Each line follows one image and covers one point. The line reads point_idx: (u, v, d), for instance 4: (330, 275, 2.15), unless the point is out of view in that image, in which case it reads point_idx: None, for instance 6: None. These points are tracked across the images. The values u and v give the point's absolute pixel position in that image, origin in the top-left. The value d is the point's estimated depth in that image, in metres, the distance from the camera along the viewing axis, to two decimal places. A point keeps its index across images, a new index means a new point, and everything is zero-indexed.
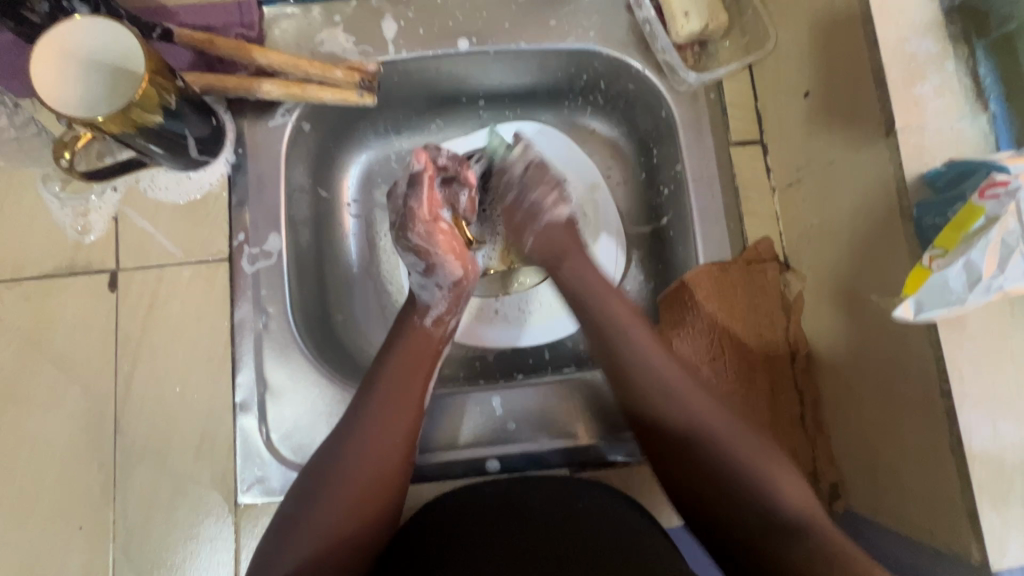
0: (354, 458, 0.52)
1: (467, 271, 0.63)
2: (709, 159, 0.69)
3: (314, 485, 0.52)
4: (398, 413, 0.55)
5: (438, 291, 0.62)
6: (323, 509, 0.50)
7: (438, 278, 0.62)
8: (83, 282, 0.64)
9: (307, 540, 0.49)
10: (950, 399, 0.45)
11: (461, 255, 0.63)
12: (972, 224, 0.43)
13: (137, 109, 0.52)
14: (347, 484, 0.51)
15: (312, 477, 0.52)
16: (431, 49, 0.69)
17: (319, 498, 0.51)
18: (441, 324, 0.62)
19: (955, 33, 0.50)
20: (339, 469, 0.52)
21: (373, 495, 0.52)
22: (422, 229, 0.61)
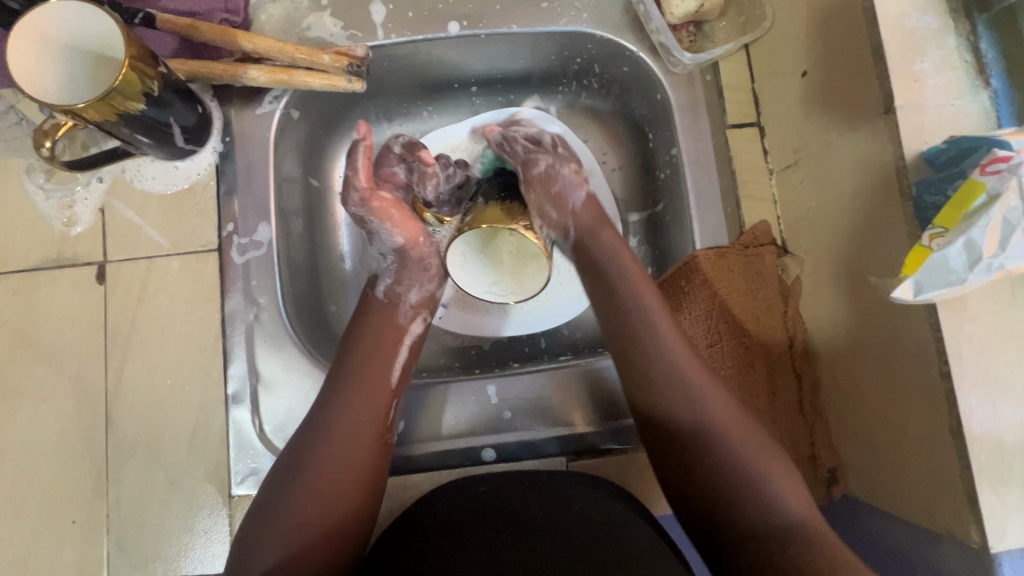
0: (320, 450, 0.51)
1: (411, 239, 0.63)
2: (705, 142, 0.68)
3: (286, 479, 0.50)
4: (366, 394, 0.54)
5: (388, 270, 0.63)
6: (295, 497, 0.49)
7: (382, 243, 0.64)
8: (70, 274, 0.63)
9: (278, 531, 0.48)
10: (950, 380, 0.44)
11: (410, 235, 0.63)
12: (972, 202, 0.42)
13: (118, 96, 0.50)
14: (313, 470, 0.50)
15: (281, 469, 0.51)
16: (420, 33, 0.68)
17: (292, 491, 0.49)
18: (396, 296, 0.61)
19: (956, 7, 0.49)
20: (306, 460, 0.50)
21: (346, 482, 0.50)
22: (357, 196, 0.62)
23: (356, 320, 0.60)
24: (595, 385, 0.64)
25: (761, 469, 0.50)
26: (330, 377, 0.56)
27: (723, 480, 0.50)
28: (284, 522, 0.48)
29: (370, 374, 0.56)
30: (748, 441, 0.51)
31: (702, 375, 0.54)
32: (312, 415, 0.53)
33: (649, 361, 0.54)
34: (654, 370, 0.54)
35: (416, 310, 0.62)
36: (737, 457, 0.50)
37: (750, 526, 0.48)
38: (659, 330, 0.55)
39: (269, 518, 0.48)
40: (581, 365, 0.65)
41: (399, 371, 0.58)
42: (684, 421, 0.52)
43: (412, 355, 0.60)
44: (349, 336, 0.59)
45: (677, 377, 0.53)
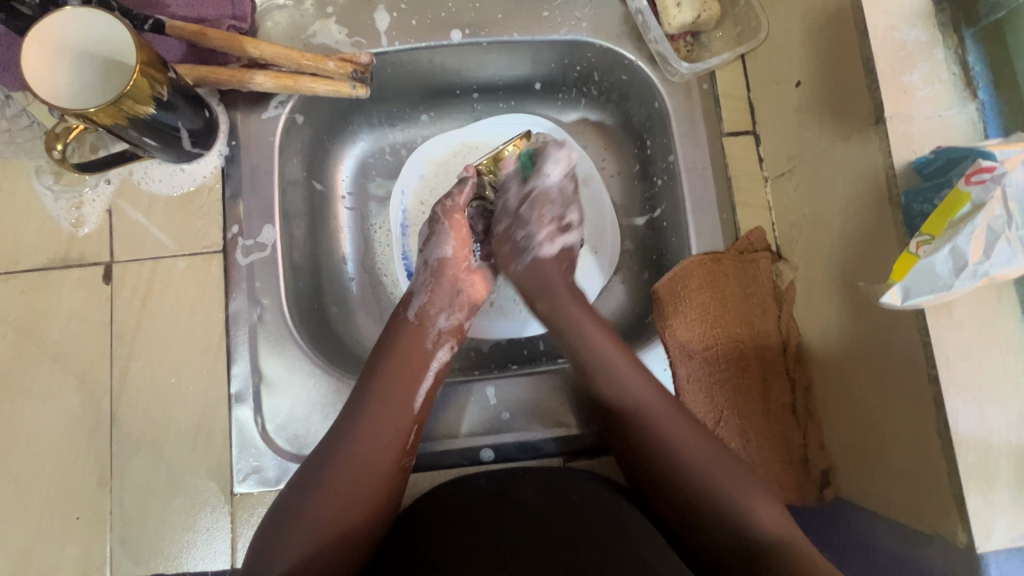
0: (348, 450, 0.53)
1: (457, 255, 0.66)
2: (702, 149, 0.69)
3: (311, 479, 0.52)
4: (394, 401, 0.56)
5: (424, 274, 0.65)
6: (317, 500, 0.50)
7: (431, 253, 0.66)
8: (77, 273, 0.65)
9: (301, 532, 0.49)
10: (938, 384, 0.46)
11: (461, 257, 0.66)
12: (958, 211, 0.43)
13: (129, 100, 0.52)
14: (333, 476, 0.51)
15: (308, 469, 0.53)
16: (423, 41, 0.69)
17: (317, 490, 0.51)
18: (427, 319, 0.62)
19: (944, 21, 0.50)
20: (334, 459, 0.52)
21: (370, 485, 0.52)
22: (440, 209, 0.66)
23: (385, 341, 0.61)
24: None
25: (735, 496, 0.52)
26: (354, 394, 0.57)
27: (696, 499, 0.52)
28: (305, 521, 0.49)
29: (394, 396, 0.56)
30: (721, 476, 0.53)
31: (665, 412, 0.57)
32: (336, 430, 0.54)
33: (626, 405, 0.58)
34: (630, 411, 0.57)
35: (443, 337, 0.63)
36: (710, 481, 0.52)
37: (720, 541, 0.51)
38: (629, 378, 0.59)
39: (289, 521, 0.49)
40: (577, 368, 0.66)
41: (423, 400, 0.58)
42: (662, 460, 0.55)
43: (436, 381, 0.60)
44: (378, 355, 0.59)
45: (641, 414, 0.57)
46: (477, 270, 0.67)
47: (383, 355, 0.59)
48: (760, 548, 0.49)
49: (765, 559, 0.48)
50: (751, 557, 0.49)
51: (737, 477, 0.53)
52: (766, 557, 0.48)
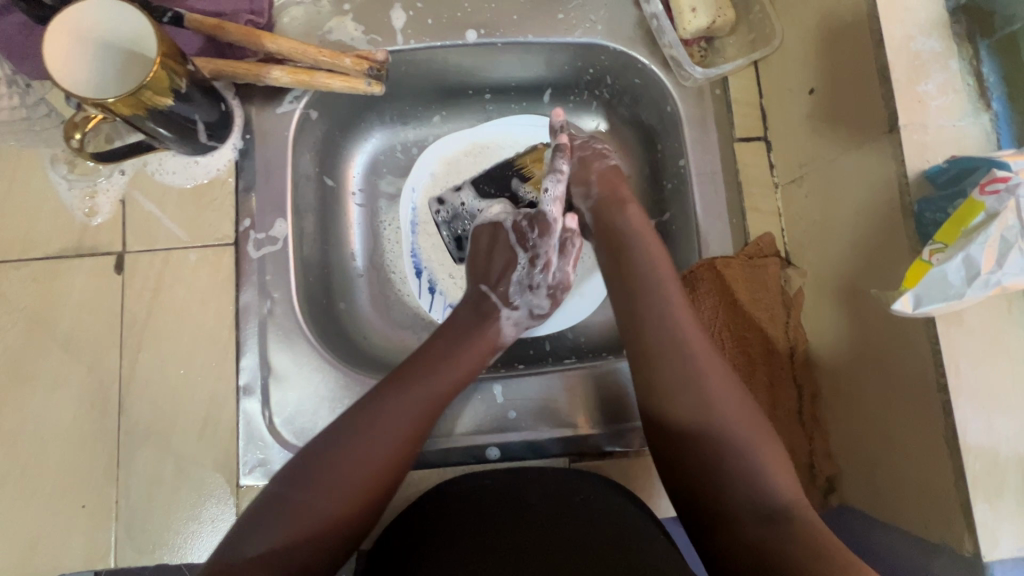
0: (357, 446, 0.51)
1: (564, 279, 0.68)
2: (713, 154, 0.70)
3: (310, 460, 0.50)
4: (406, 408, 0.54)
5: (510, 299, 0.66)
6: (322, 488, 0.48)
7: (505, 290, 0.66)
8: (89, 263, 0.65)
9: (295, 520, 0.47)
10: (947, 393, 0.46)
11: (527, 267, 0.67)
12: (972, 220, 0.43)
13: (148, 92, 0.52)
14: (335, 469, 0.49)
15: (312, 448, 0.51)
16: (439, 40, 0.70)
17: (314, 475, 0.49)
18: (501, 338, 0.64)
19: (960, 33, 0.50)
20: (338, 450, 0.50)
21: (361, 485, 0.49)
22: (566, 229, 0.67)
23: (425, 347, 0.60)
24: (600, 388, 0.66)
25: (751, 446, 0.51)
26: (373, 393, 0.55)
27: (719, 444, 0.51)
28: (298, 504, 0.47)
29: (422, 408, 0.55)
30: (751, 430, 0.51)
31: (704, 353, 0.55)
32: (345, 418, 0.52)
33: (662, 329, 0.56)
34: (671, 345, 0.55)
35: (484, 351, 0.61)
36: (734, 440, 0.51)
37: (740, 508, 0.49)
38: (665, 305, 0.57)
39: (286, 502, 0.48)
40: (585, 369, 0.66)
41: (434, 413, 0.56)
42: (685, 403, 0.53)
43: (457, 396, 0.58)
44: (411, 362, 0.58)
45: (679, 343, 0.55)
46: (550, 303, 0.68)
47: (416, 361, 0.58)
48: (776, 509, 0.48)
49: (782, 524, 0.47)
50: (762, 516, 0.48)
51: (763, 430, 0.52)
52: (784, 519, 0.47)
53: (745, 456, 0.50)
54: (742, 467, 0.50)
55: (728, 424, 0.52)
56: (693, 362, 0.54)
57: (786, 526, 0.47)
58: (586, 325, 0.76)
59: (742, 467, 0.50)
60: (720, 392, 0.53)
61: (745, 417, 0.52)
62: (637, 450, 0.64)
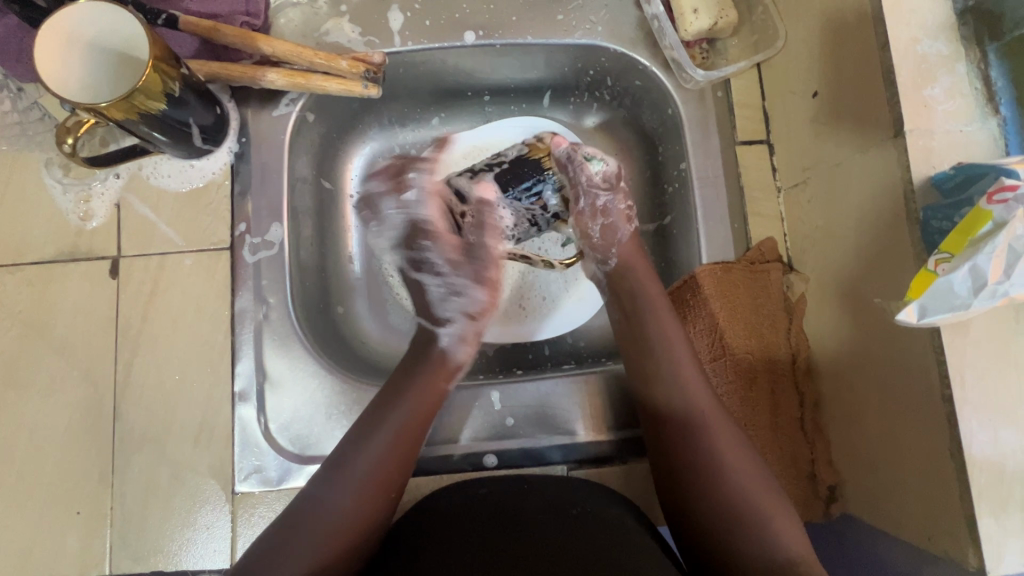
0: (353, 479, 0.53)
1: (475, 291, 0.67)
2: (714, 158, 0.68)
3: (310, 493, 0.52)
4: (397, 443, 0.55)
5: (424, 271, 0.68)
6: (334, 507, 0.51)
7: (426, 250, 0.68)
8: (84, 267, 0.64)
9: (316, 536, 0.50)
10: (952, 404, 0.45)
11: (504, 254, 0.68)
12: (979, 229, 0.42)
13: (141, 96, 0.51)
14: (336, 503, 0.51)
15: (314, 482, 0.53)
16: (436, 42, 0.69)
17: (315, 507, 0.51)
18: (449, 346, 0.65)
19: (967, 35, 0.49)
20: (338, 483, 0.52)
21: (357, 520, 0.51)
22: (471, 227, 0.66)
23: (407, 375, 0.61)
24: (600, 395, 0.65)
25: (765, 504, 0.51)
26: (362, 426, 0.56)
27: (731, 501, 0.51)
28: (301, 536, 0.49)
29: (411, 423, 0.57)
30: (760, 486, 0.52)
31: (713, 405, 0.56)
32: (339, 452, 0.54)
33: (669, 381, 0.58)
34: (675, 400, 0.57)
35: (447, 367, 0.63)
36: (749, 496, 0.51)
37: (748, 565, 0.49)
38: (674, 357, 0.59)
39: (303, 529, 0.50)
40: (584, 375, 0.65)
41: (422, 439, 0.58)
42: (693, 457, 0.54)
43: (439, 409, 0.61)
44: (400, 391, 0.59)
45: (692, 399, 0.56)
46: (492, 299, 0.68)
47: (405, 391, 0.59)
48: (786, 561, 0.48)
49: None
50: (774, 570, 0.48)
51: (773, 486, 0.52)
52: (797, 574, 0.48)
53: (759, 514, 0.51)
54: (756, 525, 0.50)
55: (741, 481, 0.52)
56: (702, 417, 0.55)
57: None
58: (585, 330, 0.75)
59: (759, 526, 0.50)
60: (730, 448, 0.54)
61: (758, 473, 0.53)
62: (637, 457, 0.64)
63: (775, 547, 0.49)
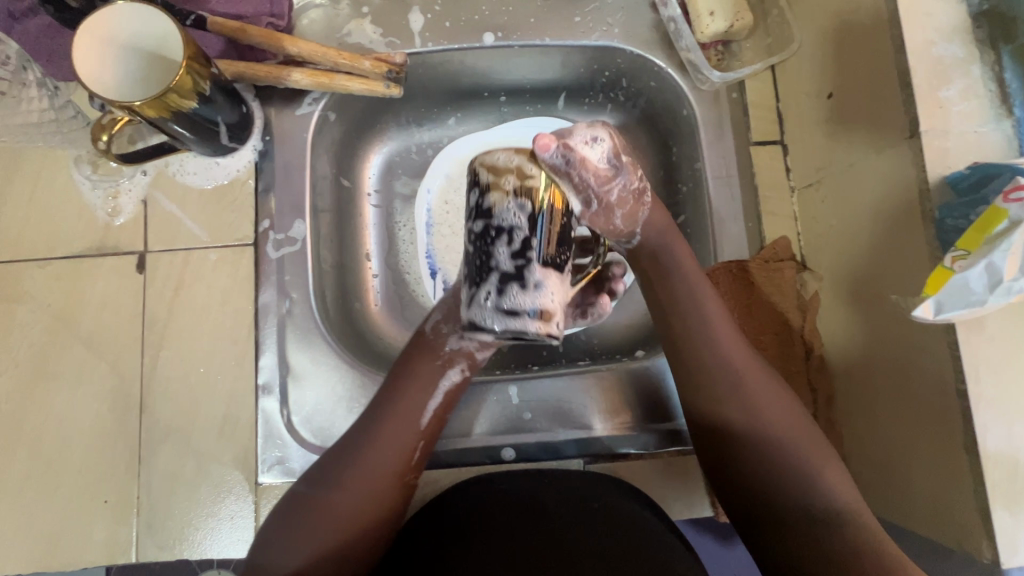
0: (363, 461, 0.53)
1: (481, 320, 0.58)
2: (729, 158, 0.69)
3: (329, 474, 0.53)
4: (400, 425, 0.56)
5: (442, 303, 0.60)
6: (332, 501, 0.52)
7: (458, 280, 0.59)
8: (112, 262, 0.66)
9: (316, 526, 0.51)
10: (966, 399, 0.46)
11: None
12: (995, 227, 0.43)
13: (173, 95, 0.53)
14: (350, 482, 0.52)
15: (326, 463, 0.54)
16: (456, 43, 0.70)
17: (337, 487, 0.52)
18: (439, 337, 0.59)
19: (981, 38, 0.50)
20: (349, 465, 0.53)
21: (379, 496, 0.53)
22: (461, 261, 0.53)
23: (404, 361, 0.59)
24: (617, 390, 0.66)
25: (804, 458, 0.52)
26: (372, 410, 0.57)
27: (766, 453, 0.53)
28: (321, 516, 0.51)
29: (405, 415, 0.56)
30: (799, 440, 0.53)
31: (747, 362, 0.56)
32: (352, 437, 0.55)
33: (700, 347, 0.56)
34: (709, 364, 0.56)
35: (455, 357, 0.58)
36: (785, 449, 0.52)
37: (789, 515, 0.51)
38: (705, 313, 0.57)
39: (303, 518, 0.51)
40: (601, 371, 0.67)
41: (432, 414, 0.57)
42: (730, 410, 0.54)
43: (446, 397, 0.58)
44: (399, 373, 0.58)
45: (724, 361, 0.55)
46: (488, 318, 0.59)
47: (399, 371, 0.58)
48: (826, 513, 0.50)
49: (823, 532, 0.49)
50: (813, 518, 0.50)
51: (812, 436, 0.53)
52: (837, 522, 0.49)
53: (797, 466, 0.52)
54: (794, 476, 0.52)
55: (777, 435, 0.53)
56: (737, 376, 0.55)
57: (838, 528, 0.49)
58: (599, 327, 0.76)
59: (799, 477, 0.51)
60: (764, 402, 0.54)
61: (794, 426, 0.53)
62: (652, 452, 0.65)
63: (818, 495, 0.51)
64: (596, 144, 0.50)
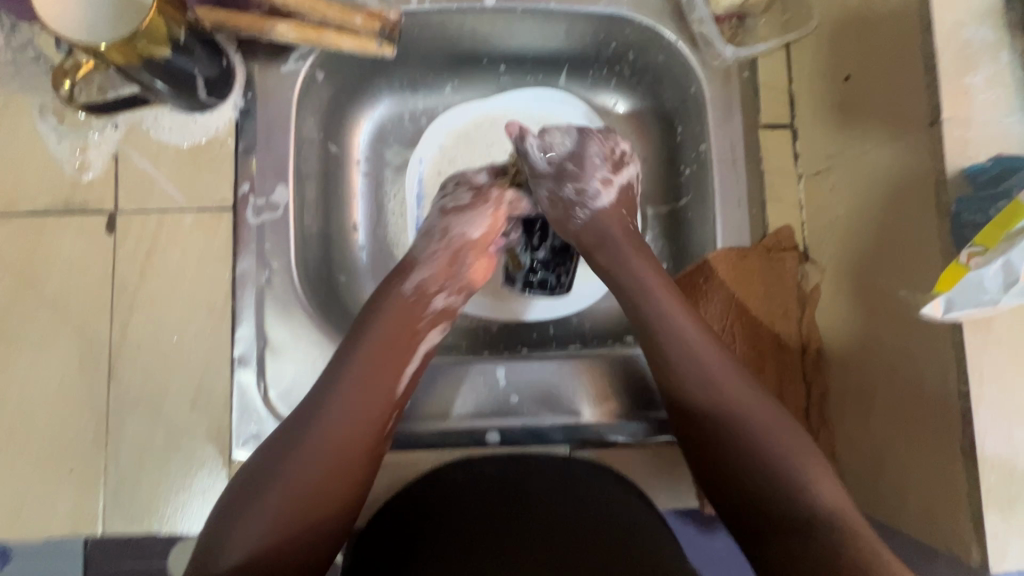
0: (326, 424, 0.49)
1: (483, 235, 0.63)
2: (736, 140, 0.66)
3: (292, 434, 0.48)
4: (369, 390, 0.52)
5: (433, 241, 0.62)
6: (301, 458, 0.47)
7: (450, 224, 0.62)
8: (79, 220, 0.62)
9: (278, 490, 0.46)
10: (968, 401, 0.45)
11: (486, 239, 0.63)
12: (1015, 223, 0.41)
13: (144, 40, 0.49)
14: (317, 441, 0.48)
15: (292, 423, 0.49)
16: (455, 2, 0.65)
17: (300, 448, 0.48)
18: (422, 296, 0.59)
19: (1014, 21, 0.47)
20: (314, 425, 0.49)
21: (345, 466, 0.49)
22: (495, 192, 0.64)
23: (371, 313, 0.56)
24: (608, 377, 0.64)
25: (786, 448, 0.49)
26: (331, 368, 0.53)
27: (738, 451, 0.50)
28: (286, 478, 0.46)
29: (379, 378, 0.53)
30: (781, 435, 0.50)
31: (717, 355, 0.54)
32: (315, 395, 0.51)
33: (670, 337, 0.56)
34: (678, 356, 0.55)
35: (436, 319, 0.59)
36: (767, 445, 0.49)
37: (783, 507, 0.47)
38: (671, 308, 0.56)
39: (261, 486, 0.46)
40: (592, 357, 0.64)
41: (408, 383, 0.55)
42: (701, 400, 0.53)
43: (420, 368, 0.57)
44: (364, 326, 0.56)
45: (697, 356, 0.54)
46: (489, 255, 0.64)
47: (370, 330, 0.55)
48: (802, 511, 0.46)
49: (816, 523, 0.45)
50: (801, 516, 0.46)
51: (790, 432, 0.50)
52: (819, 520, 0.45)
53: (781, 463, 0.48)
54: (775, 469, 0.48)
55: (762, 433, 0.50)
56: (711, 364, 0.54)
57: (824, 525, 0.45)
58: (592, 311, 0.74)
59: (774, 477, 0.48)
60: (738, 394, 0.52)
61: (776, 414, 0.51)
62: (642, 441, 0.63)
63: (803, 492, 0.47)
64: (552, 142, 0.63)
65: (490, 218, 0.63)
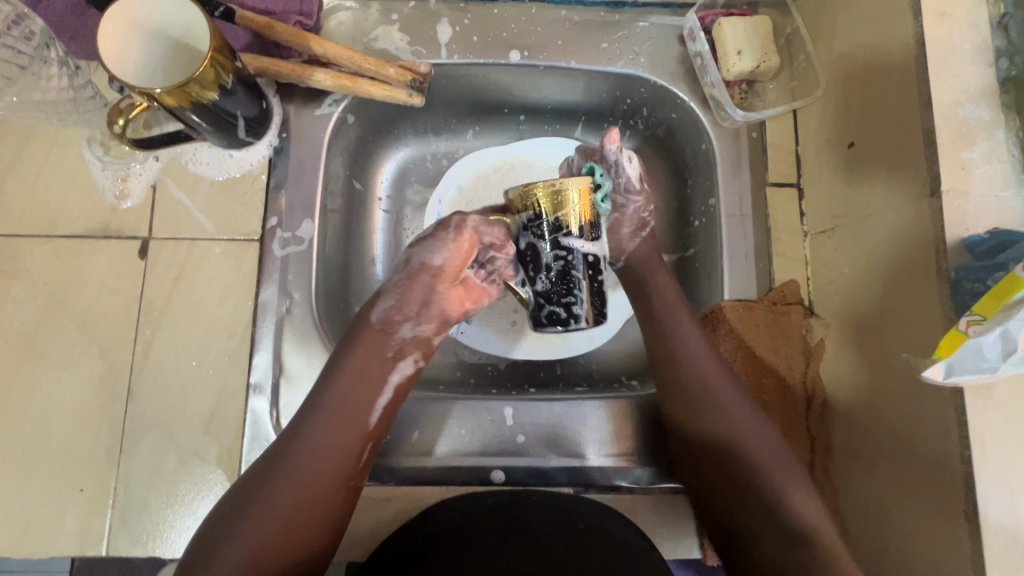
0: (307, 448, 0.53)
1: (445, 267, 0.60)
2: (744, 196, 0.69)
3: (277, 456, 0.52)
4: (346, 417, 0.55)
5: (399, 275, 0.61)
6: (287, 478, 0.51)
7: (415, 256, 0.61)
8: (113, 245, 0.65)
9: (268, 508, 0.50)
10: (970, 466, 0.45)
11: (449, 270, 0.60)
12: (1011, 295, 0.43)
13: (196, 86, 0.52)
14: (298, 464, 0.52)
15: (276, 445, 0.53)
16: (482, 58, 0.70)
17: (286, 470, 0.52)
18: (391, 326, 0.59)
19: (1007, 104, 0.51)
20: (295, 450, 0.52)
21: (324, 488, 0.52)
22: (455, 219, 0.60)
23: (347, 342, 0.58)
24: (613, 421, 0.65)
25: (777, 475, 0.53)
26: (313, 393, 0.56)
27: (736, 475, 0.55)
28: (274, 496, 0.50)
29: (353, 406, 0.55)
30: (775, 463, 0.54)
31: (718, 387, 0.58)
32: (297, 420, 0.54)
33: (679, 366, 0.59)
34: (685, 380, 0.59)
35: (405, 348, 0.60)
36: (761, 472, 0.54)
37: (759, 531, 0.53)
38: (686, 344, 0.60)
39: (244, 508, 0.50)
40: (597, 401, 0.65)
41: (380, 412, 0.57)
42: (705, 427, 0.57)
43: (394, 396, 0.59)
44: (340, 355, 0.57)
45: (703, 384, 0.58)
46: (461, 284, 0.62)
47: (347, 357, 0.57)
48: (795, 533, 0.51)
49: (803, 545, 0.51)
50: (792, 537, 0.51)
51: (781, 465, 0.54)
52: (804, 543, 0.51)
53: (770, 489, 0.53)
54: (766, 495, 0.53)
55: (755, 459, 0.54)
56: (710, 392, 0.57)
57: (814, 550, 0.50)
58: (599, 353, 0.75)
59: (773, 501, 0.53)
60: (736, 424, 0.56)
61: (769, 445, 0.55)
62: (645, 487, 0.64)
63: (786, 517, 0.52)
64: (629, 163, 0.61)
65: (447, 250, 0.60)
